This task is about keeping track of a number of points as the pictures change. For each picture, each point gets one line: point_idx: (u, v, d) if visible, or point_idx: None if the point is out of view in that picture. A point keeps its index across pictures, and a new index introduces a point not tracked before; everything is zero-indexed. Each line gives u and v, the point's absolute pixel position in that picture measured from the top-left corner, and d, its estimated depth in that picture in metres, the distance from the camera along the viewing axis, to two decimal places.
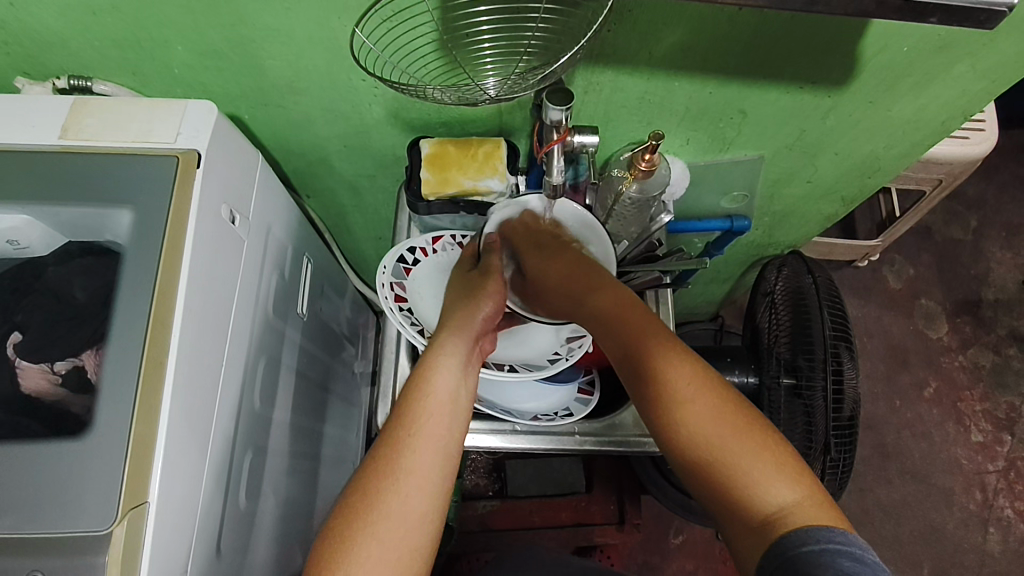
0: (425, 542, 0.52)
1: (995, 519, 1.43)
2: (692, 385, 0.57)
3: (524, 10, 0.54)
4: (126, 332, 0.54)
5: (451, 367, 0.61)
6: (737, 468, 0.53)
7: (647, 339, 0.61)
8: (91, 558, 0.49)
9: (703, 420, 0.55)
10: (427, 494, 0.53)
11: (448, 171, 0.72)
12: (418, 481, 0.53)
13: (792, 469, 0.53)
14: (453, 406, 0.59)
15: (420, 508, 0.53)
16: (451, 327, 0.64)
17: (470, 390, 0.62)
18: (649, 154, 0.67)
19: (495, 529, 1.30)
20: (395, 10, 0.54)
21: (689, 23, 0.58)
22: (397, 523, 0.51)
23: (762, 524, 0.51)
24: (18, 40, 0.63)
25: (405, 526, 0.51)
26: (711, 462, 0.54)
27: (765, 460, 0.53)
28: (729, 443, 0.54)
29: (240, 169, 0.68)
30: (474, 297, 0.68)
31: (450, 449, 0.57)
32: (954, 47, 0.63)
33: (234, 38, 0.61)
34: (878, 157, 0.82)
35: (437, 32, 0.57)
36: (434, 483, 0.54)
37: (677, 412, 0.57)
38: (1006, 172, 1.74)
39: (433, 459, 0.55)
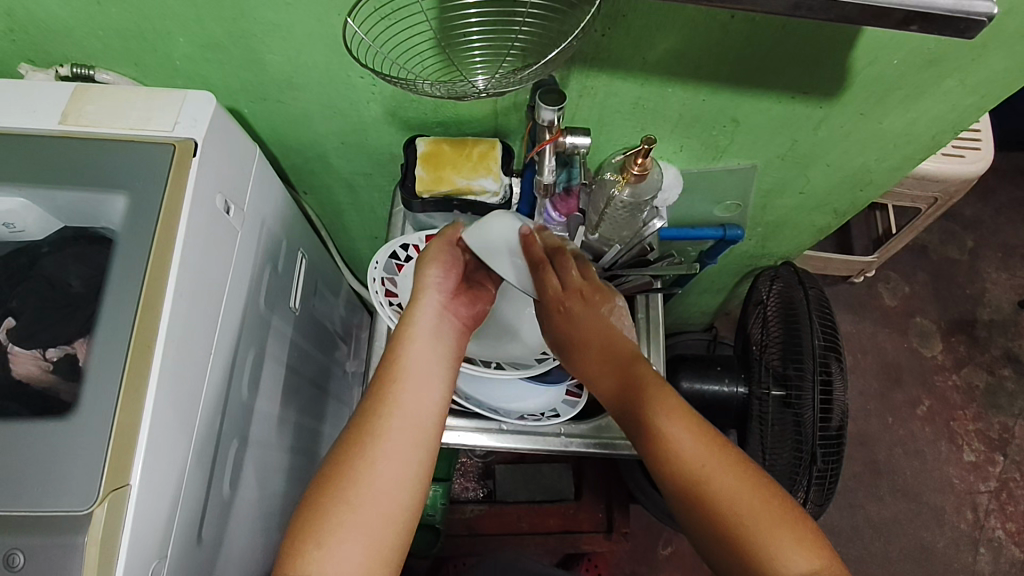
0: (402, 508, 0.53)
1: (985, 540, 1.42)
2: (706, 463, 0.56)
3: (512, 6, 0.55)
4: (114, 316, 0.55)
5: (427, 338, 0.60)
6: (761, 544, 0.53)
7: (661, 405, 0.60)
8: (71, 537, 0.49)
9: (723, 495, 0.55)
10: (402, 465, 0.54)
11: (441, 170, 0.73)
12: (396, 454, 0.54)
13: (812, 539, 0.54)
14: (425, 374, 0.58)
15: (394, 477, 0.53)
16: (417, 297, 0.62)
17: (449, 357, 0.61)
18: (642, 158, 0.68)
19: (483, 533, 1.28)
20: (385, 1, 0.55)
21: (681, 30, 0.59)
22: (374, 498, 0.52)
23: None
24: (23, 28, 0.64)
25: (382, 500, 0.52)
26: (737, 537, 0.54)
27: (789, 533, 0.53)
28: (754, 520, 0.54)
29: (237, 160, 0.69)
30: (436, 256, 0.64)
31: (425, 418, 0.56)
32: (943, 61, 0.64)
33: (235, 32, 0.63)
34: (870, 170, 0.83)
35: (428, 27, 0.58)
36: (410, 453, 0.54)
37: (696, 487, 0.56)
38: (1004, 193, 1.75)
39: (406, 431, 0.55)
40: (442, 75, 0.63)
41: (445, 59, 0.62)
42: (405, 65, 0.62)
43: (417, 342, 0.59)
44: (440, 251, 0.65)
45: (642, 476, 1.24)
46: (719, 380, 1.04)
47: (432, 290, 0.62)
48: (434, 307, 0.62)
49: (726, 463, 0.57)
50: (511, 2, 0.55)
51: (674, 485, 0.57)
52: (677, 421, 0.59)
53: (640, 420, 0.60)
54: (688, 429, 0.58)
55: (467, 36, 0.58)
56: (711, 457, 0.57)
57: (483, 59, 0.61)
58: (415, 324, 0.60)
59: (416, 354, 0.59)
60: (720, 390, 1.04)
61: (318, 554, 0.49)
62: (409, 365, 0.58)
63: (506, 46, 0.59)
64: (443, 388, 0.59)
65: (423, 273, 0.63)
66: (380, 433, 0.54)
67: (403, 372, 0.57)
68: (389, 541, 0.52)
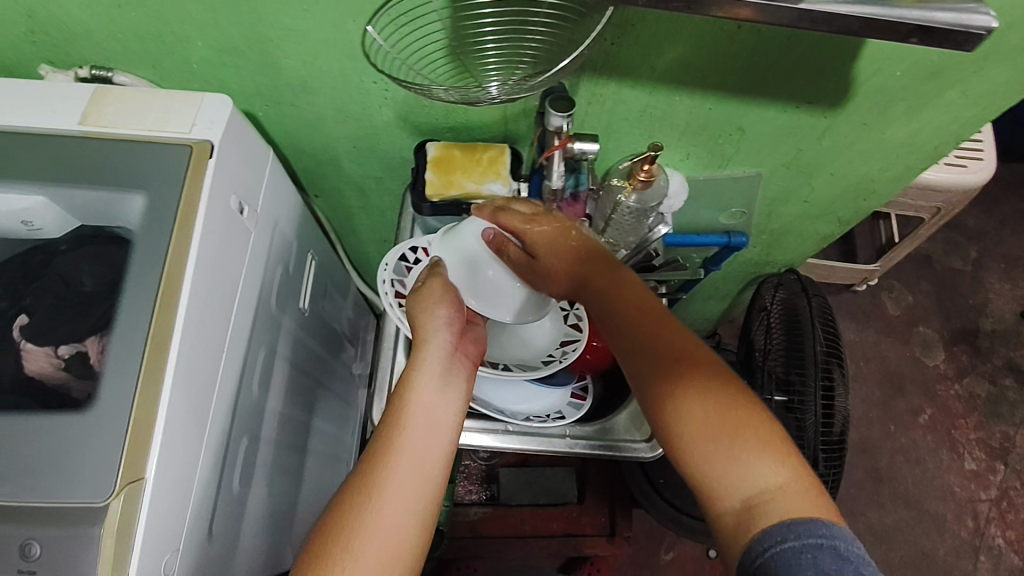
0: (411, 533, 0.54)
1: (986, 548, 1.42)
2: (681, 364, 0.60)
3: (525, 13, 0.57)
4: (132, 315, 0.56)
5: (437, 374, 0.61)
6: (722, 460, 0.55)
7: (644, 310, 0.64)
8: (87, 527, 0.50)
9: (689, 396, 0.58)
10: (413, 492, 0.55)
11: (452, 174, 0.74)
12: (407, 483, 0.55)
13: (774, 453, 0.55)
14: (431, 421, 0.59)
15: (406, 505, 0.54)
16: (426, 335, 0.63)
17: (458, 393, 0.62)
18: (648, 165, 0.69)
19: (485, 535, 1.30)
20: (402, 11, 0.57)
21: (688, 40, 0.60)
22: (388, 521, 0.53)
23: (737, 516, 0.54)
24: (44, 30, 0.65)
25: (396, 524, 0.54)
26: (699, 434, 0.57)
27: (757, 449, 0.55)
28: (721, 435, 0.56)
29: (251, 162, 0.70)
30: (437, 296, 0.66)
31: (434, 457, 0.58)
32: (945, 73, 0.65)
33: (252, 37, 0.64)
34: (874, 179, 0.84)
35: (444, 33, 0.59)
36: (420, 482, 0.56)
37: (673, 407, 0.59)
38: (1007, 205, 1.76)
39: (410, 478, 0.56)
40: (458, 80, 0.64)
41: (459, 66, 0.63)
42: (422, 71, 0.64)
43: (428, 377, 0.61)
44: (437, 287, 0.67)
45: (643, 479, 1.25)
46: None
47: (439, 329, 0.64)
48: (444, 343, 0.63)
49: (708, 386, 0.59)
50: (525, 12, 0.56)
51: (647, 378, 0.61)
52: (657, 325, 0.63)
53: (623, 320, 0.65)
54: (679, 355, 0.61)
55: (482, 42, 0.60)
56: (686, 361, 0.60)
57: (498, 65, 0.62)
58: (421, 367, 0.61)
59: (427, 389, 0.60)
60: None
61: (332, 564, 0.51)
62: (420, 399, 0.59)
63: (520, 53, 0.60)
64: (453, 423, 0.60)
65: (429, 312, 0.65)
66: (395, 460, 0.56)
67: (413, 408, 0.59)
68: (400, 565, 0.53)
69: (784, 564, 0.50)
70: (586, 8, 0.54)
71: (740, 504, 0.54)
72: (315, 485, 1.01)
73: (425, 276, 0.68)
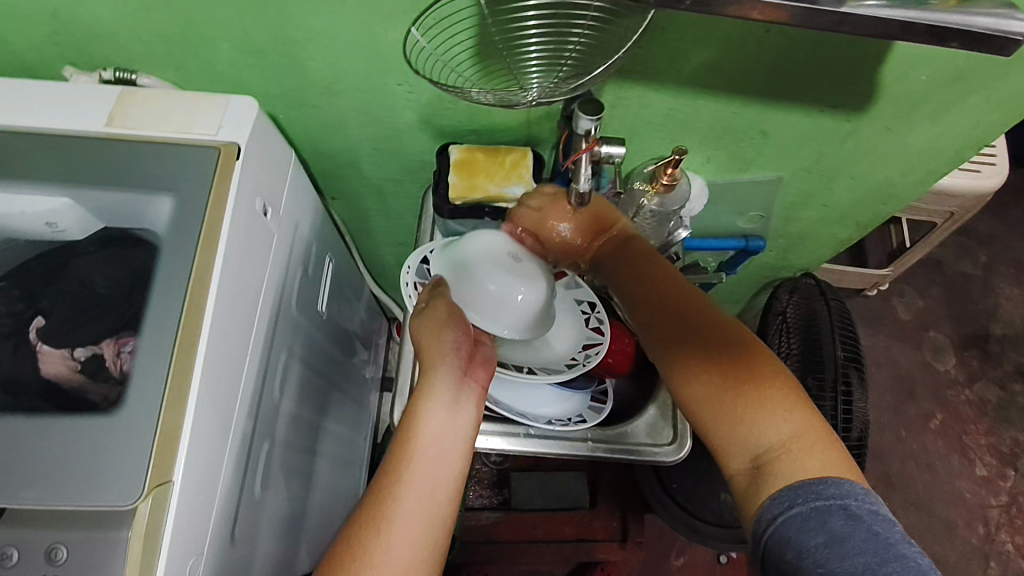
0: (428, 555, 0.53)
1: (996, 554, 1.41)
2: (689, 322, 0.62)
3: (569, 18, 0.57)
4: (160, 317, 0.56)
5: (448, 400, 0.59)
6: (729, 423, 0.57)
7: (655, 276, 0.67)
8: (115, 530, 0.50)
9: (695, 353, 0.60)
10: (427, 512, 0.54)
11: (476, 177, 0.74)
12: (422, 506, 0.54)
13: (781, 406, 0.56)
14: (439, 453, 0.56)
15: (420, 526, 0.53)
16: (434, 360, 0.62)
17: (467, 416, 0.60)
18: (671, 169, 0.69)
19: (498, 540, 1.29)
20: (446, 13, 0.57)
21: (717, 43, 0.60)
22: (405, 535, 0.53)
23: (745, 477, 0.56)
24: (69, 31, 0.65)
25: (412, 538, 0.53)
26: (706, 390, 0.59)
27: (762, 404, 0.56)
28: (727, 399, 0.57)
29: (275, 164, 0.70)
30: (442, 320, 0.64)
31: (444, 490, 0.55)
32: (971, 77, 0.65)
33: (279, 39, 0.64)
34: (894, 184, 0.83)
35: (486, 35, 0.59)
36: (433, 509, 0.54)
37: (680, 373, 0.60)
38: (1017, 209, 1.76)
39: (418, 513, 0.54)
40: (499, 82, 0.65)
41: (501, 67, 0.63)
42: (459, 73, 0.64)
43: (438, 401, 0.58)
44: (442, 311, 0.65)
45: (654, 484, 1.25)
46: None
47: (447, 355, 0.62)
48: (450, 369, 0.61)
49: (715, 353, 0.59)
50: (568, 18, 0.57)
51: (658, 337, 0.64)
52: (667, 288, 0.66)
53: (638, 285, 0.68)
54: (688, 320, 0.62)
55: (524, 45, 0.60)
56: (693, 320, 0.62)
57: (539, 67, 0.61)
58: (429, 396, 0.59)
59: (436, 416, 0.58)
60: None
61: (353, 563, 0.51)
62: (430, 423, 0.57)
63: (562, 56, 0.60)
64: (463, 449, 0.58)
65: (436, 338, 0.63)
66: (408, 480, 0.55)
67: (424, 433, 0.57)
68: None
69: (792, 531, 0.51)
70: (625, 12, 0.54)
71: (748, 465, 0.56)
72: (328, 489, 1.00)
73: (427, 299, 0.67)
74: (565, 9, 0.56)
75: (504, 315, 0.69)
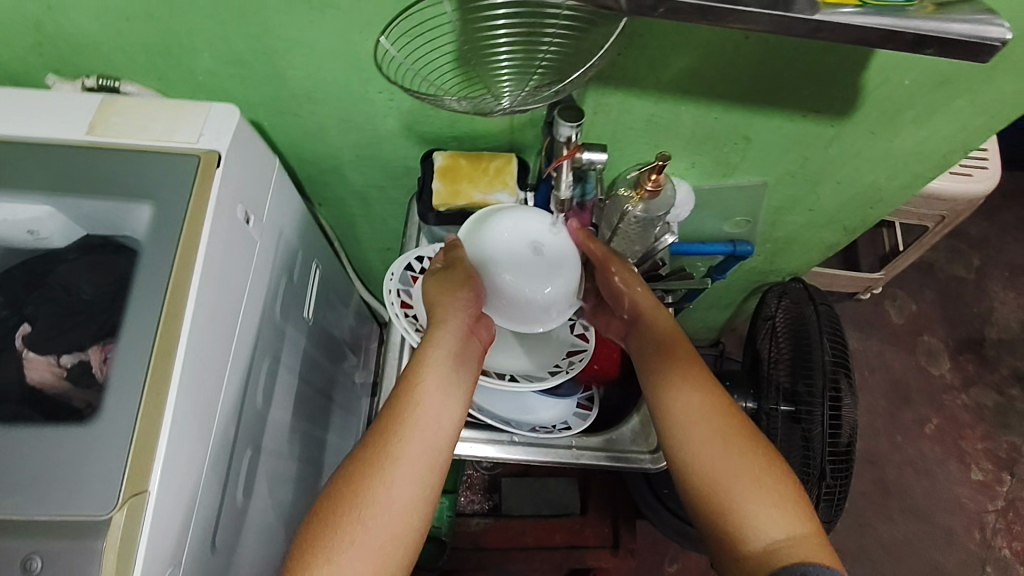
0: (415, 508, 0.57)
1: (994, 560, 1.41)
2: (705, 408, 0.64)
3: (540, 25, 0.56)
4: (137, 324, 0.55)
5: (451, 347, 0.64)
6: (751, 498, 0.58)
7: (678, 358, 0.68)
8: (89, 542, 0.50)
9: (709, 440, 0.62)
10: (424, 455, 0.59)
11: (459, 184, 0.74)
12: (423, 449, 0.59)
13: (792, 505, 0.58)
14: (441, 406, 0.61)
15: (417, 470, 0.58)
16: (444, 314, 0.65)
17: (464, 367, 0.64)
18: (655, 174, 0.69)
19: (488, 548, 1.29)
20: (418, 21, 0.56)
21: (696, 49, 0.60)
22: (404, 477, 0.57)
23: (759, 558, 0.56)
24: (51, 41, 0.65)
25: (410, 483, 0.57)
26: (722, 481, 0.60)
27: (776, 501, 0.58)
28: (743, 491, 0.59)
29: (257, 172, 0.70)
30: (455, 278, 0.67)
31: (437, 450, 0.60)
32: (953, 83, 0.64)
33: (259, 48, 0.64)
34: (879, 188, 0.83)
35: (456, 42, 0.59)
36: (433, 449, 0.59)
37: (701, 443, 0.62)
38: (1009, 212, 1.76)
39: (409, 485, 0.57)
40: (471, 90, 0.64)
41: (475, 74, 0.63)
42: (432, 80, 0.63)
43: (441, 348, 0.64)
44: (458, 274, 0.67)
45: (645, 487, 1.24)
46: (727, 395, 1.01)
47: (458, 311, 0.66)
48: (457, 323, 0.65)
49: (733, 446, 0.61)
50: (540, 25, 0.56)
51: (673, 419, 0.64)
52: (687, 374, 0.66)
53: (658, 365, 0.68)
54: (713, 398, 0.65)
55: (496, 52, 0.59)
56: (712, 410, 0.64)
57: (511, 75, 0.61)
58: (435, 345, 0.64)
59: (438, 362, 0.63)
60: None
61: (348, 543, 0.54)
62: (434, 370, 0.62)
63: (534, 62, 0.60)
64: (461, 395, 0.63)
65: (450, 293, 0.66)
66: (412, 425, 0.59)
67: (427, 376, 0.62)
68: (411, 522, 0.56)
69: None
70: (598, 18, 0.54)
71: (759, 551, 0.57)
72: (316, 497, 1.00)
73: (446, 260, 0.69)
74: (535, 16, 0.55)
75: (513, 309, 0.69)
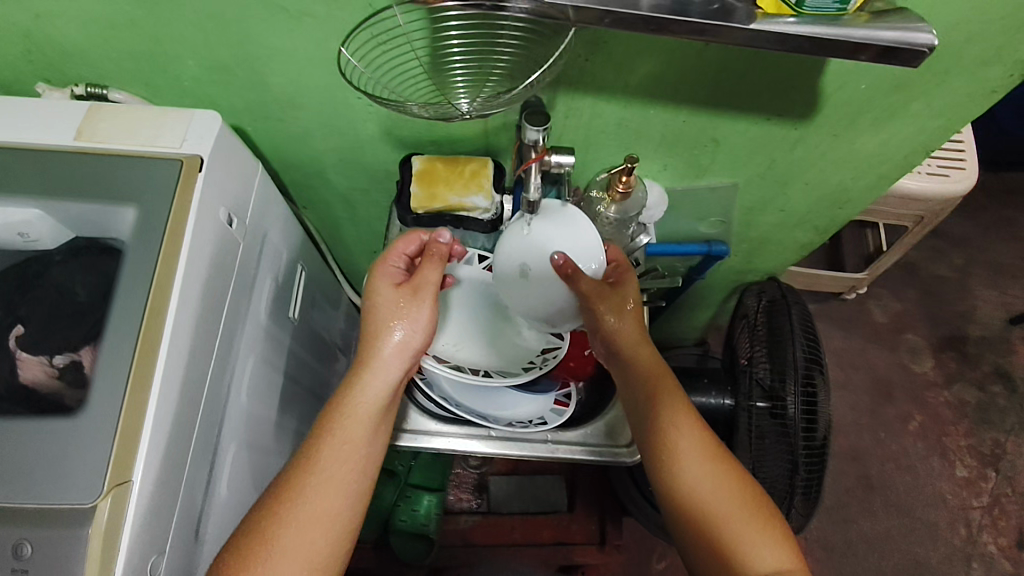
0: (315, 548, 0.60)
1: (978, 554, 1.43)
2: (696, 444, 0.66)
3: (490, 35, 0.60)
4: (121, 322, 0.58)
5: (382, 396, 0.66)
6: (743, 532, 0.62)
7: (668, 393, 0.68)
8: (76, 529, 0.52)
9: (701, 474, 0.64)
10: (341, 491, 0.62)
11: (436, 188, 0.76)
12: (346, 497, 0.63)
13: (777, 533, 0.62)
14: (358, 446, 0.64)
15: (326, 510, 0.61)
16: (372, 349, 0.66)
17: (386, 415, 0.67)
18: (625, 177, 0.71)
19: (476, 544, 1.31)
20: (377, 31, 0.59)
21: (658, 56, 0.63)
22: (316, 519, 0.60)
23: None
24: (41, 50, 0.68)
25: (315, 528, 0.60)
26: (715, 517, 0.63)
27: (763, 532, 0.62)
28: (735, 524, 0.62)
29: (239, 176, 0.73)
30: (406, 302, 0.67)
31: (345, 493, 0.62)
32: (908, 86, 0.67)
33: (241, 56, 0.67)
34: (847, 188, 0.86)
35: (413, 53, 0.62)
36: (358, 495, 0.64)
37: (694, 480, 0.64)
38: (991, 212, 1.79)
39: (314, 530, 0.60)
40: (431, 98, 0.66)
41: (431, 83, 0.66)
42: (394, 88, 0.65)
43: (372, 395, 0.65)
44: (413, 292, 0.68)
45: (631, 488, 1.24)
46: (705, 392, 1.06)
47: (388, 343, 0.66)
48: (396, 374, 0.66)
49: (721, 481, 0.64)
50: (490, 33, 0.59)
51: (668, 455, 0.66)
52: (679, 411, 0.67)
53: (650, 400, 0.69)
54: (693, 438, 0.66)
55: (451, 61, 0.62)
56: (700, 445, 0.65)
57: (466, 84, 0.65)
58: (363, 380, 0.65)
59: (367, 408, 0.65)
60: (709, 402, 1.05)
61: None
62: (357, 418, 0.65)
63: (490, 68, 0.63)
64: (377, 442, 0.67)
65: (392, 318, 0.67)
66: (334, 474, 0.62)
67: (348, 422, 0.64)
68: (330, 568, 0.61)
69: None
70: (546, 30, 0.58)
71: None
72: None
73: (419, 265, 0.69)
74: (485, 25, 0.58)
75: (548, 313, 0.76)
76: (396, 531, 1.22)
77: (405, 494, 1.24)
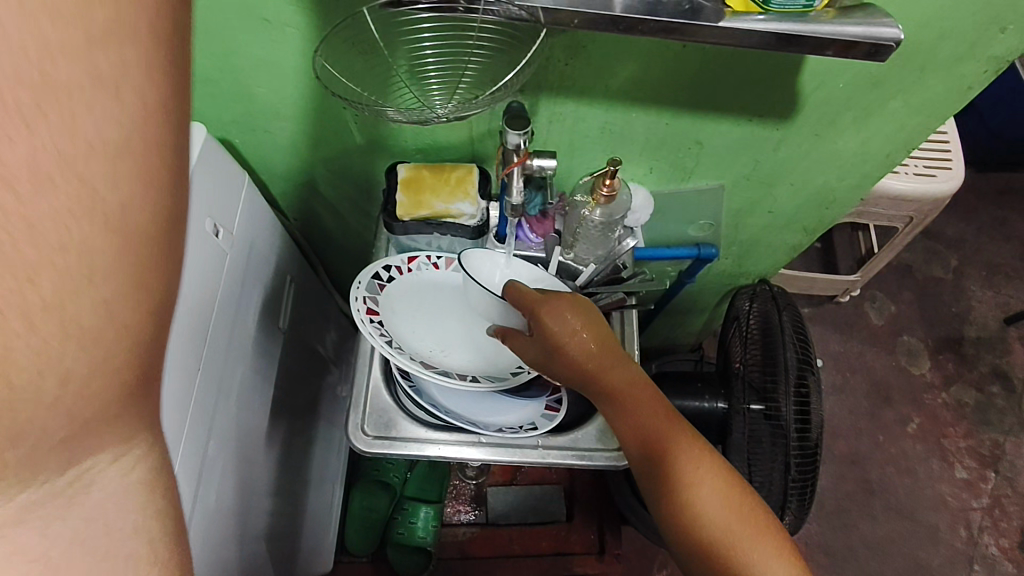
0: (107, 247, 0.23)
1: (981, 557, 1.41)
2: (689, 458, 0.62)
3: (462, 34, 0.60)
4: None
5: None
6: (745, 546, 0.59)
7: (650, 408, 0.64)
8: None
9: (695, 487, 0.61)
10: (122, 117, 0.23)
11: (422, 195, 0.77)
12: (130, 124, 0.23)
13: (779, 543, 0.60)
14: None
15: (103, 161, 0.22)
16: None
17: None
18: (609, 180, 0.71)
19: (473, 556, 1.30)
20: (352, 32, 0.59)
21: (637, 58, 0.63)
22: (85, 188, 0.22)
23: None
24: None
25: (94, 210, 0.22)
26: (714, 531, 0.60)
27: (764, 544, 0.59)
28: (735, 537, 0.60)
29: (225, 187, 0.73)
30: None
31: (135, 120, 0.23)
32: (884, 84, 0.67)
33: (225, 67, 0.67)
34: (832, 188, 0.86)
35: (389, 59, 0.62)
36: (147, 117, 0.24)
37: (687, 493, 0.61)
38: (984, 213, 1.79)
39: (88, 216, 0.22)
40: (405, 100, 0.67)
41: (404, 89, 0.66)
42: None
43: None
44: None
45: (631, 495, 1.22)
46: (697, 396, 1.05)
47: None
48: None
49: (718, 492, 0.61)
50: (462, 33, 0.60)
51: (661, 469, 0.62)
52: (662, 423, 0.64)
53: (632, 416, 0.64)
54: (685, 449, 0.63)
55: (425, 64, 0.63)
56: (690, 457, 0.62)
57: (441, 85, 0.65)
58: None
59: None
60: (701, 406, 1.05)
61: (105, 474, 0.30)
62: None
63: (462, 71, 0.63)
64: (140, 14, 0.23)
65: None
66: (69, 157, 0.21)
67: None
68: (142, 368, 0.28)
69: None
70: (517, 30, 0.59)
71: None
72: (298, 506, 1.02)
73: None
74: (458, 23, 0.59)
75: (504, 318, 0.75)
76: (394, 544, 1.21)
77: (402, 506, 1.23)
